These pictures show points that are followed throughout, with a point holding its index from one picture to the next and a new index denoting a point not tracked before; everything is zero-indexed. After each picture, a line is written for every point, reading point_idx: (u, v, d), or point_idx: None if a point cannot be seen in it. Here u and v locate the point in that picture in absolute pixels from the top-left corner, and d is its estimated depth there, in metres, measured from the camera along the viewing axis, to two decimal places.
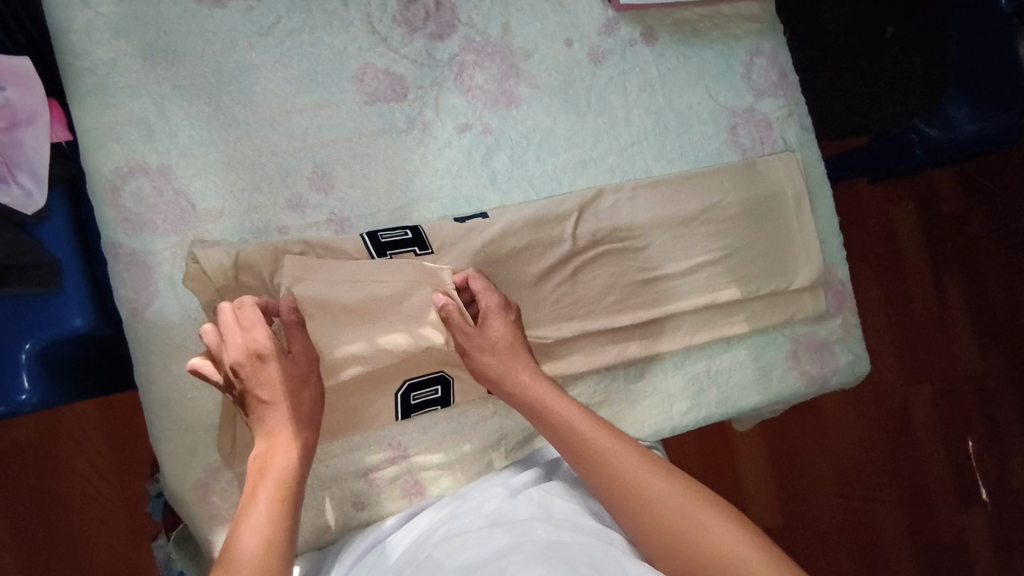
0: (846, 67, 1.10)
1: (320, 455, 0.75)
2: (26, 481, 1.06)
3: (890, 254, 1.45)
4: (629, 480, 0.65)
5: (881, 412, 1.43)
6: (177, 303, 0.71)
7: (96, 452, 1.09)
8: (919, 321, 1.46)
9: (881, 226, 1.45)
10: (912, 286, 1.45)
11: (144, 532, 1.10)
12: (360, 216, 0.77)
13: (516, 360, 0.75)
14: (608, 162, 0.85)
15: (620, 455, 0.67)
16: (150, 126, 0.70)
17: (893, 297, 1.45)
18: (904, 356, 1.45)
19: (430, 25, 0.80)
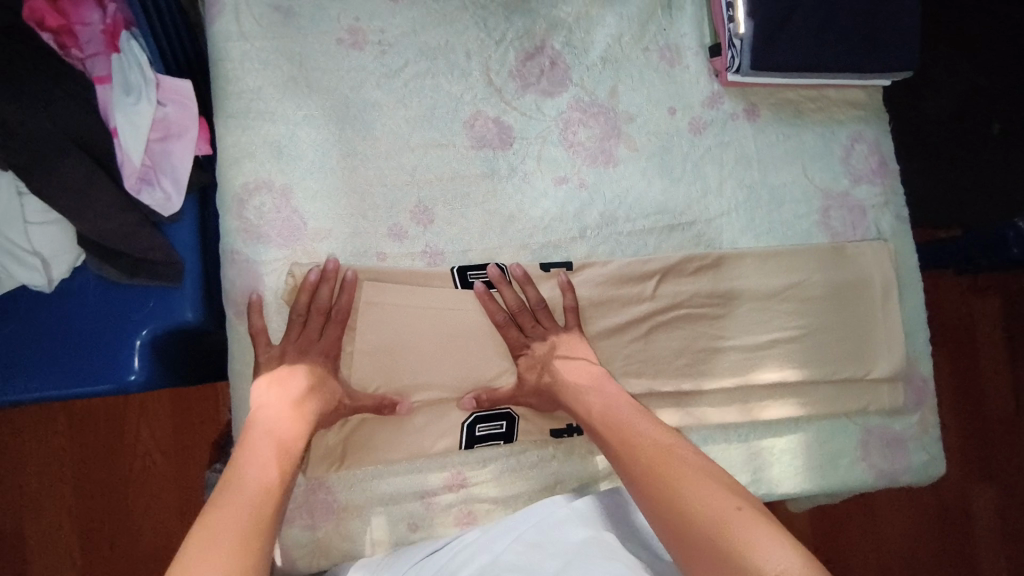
0: (946, 168, 1.07)
1: (385, 472, 0.78)
2: (97, 451, 1.14)
3: (970, 347, 1.35)
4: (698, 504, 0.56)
5: (940, 514, 1.32)
6: (278, 313, 0.76)
7: (161, 433, 1.16)
8: (993, 416, 1.35)
9: (965, 312, 1.35)
10: (989, 380, 1.35)
11: (192, 517, 1.16)
12: (453, 251, 0.81)
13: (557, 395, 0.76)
14: (695, 228, 0.87)
15: (693, 480, 0.59)
16: (279, 148, 0.77)
17: (968, 390, 1.35)
18: (971, 457, 1.34)
19: (543, 81, 0.84)
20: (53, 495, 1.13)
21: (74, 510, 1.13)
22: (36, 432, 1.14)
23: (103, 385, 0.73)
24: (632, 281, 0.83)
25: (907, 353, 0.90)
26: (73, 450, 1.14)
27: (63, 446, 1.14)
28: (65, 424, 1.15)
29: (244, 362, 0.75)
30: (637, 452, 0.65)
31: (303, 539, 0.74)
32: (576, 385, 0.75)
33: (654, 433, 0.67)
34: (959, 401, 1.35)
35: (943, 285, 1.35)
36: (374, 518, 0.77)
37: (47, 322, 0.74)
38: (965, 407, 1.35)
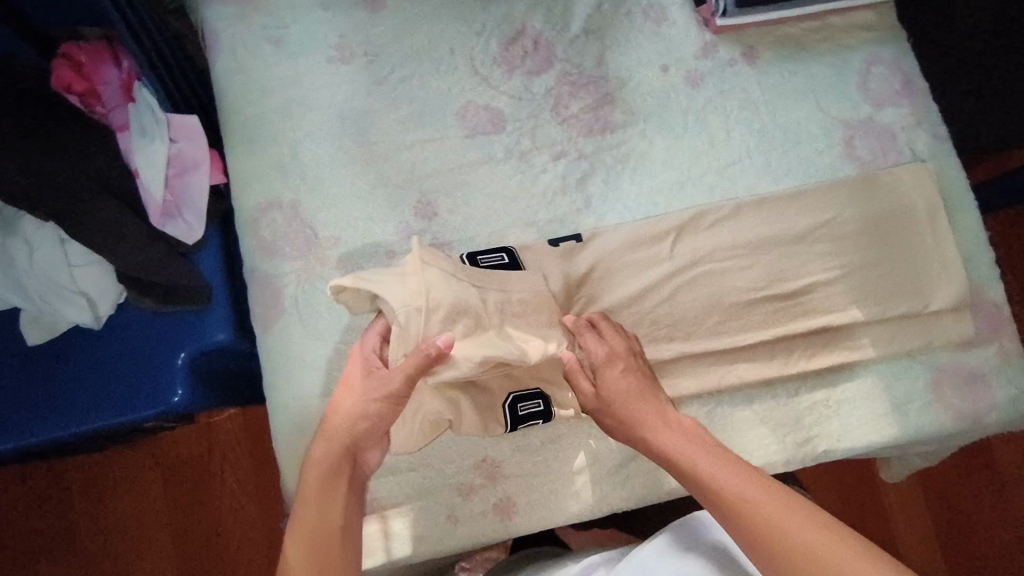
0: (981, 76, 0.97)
1: (419, 467, 0.77)
2: (188, 492, 1.21)
3: None
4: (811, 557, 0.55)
5: None
6: (299, 322, 0.78)
7: (243, 469, 1.22)
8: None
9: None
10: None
11: (279, 548, 1.19)
12: (460, 240, 0.81)
13: (645, 401, 0.71)
14: (707, 181, 0.83)
15: (779, 527, 0.58)
16: (284, 166, 0.81)
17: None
18: None
19: (527, 62, 0.85)
20: (152, 539, 1.20)
21: (173, 552, 1.20)
22: (132, 480, 1.22)
23: (152, 410, 0.78)
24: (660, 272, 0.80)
25: (971, 278, 0.81)
26: (167, 494, 1.21)
27: (156, 491, 1.21)
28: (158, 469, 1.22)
29: (273, 372, 0.78)
30: (708, 490, 0.62)
31: None
32: (632, 395, 0.71)
33: (714, 467, 0.64)
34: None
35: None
36: (413, 513, 0.77)
37: (101, 355, 0.81)
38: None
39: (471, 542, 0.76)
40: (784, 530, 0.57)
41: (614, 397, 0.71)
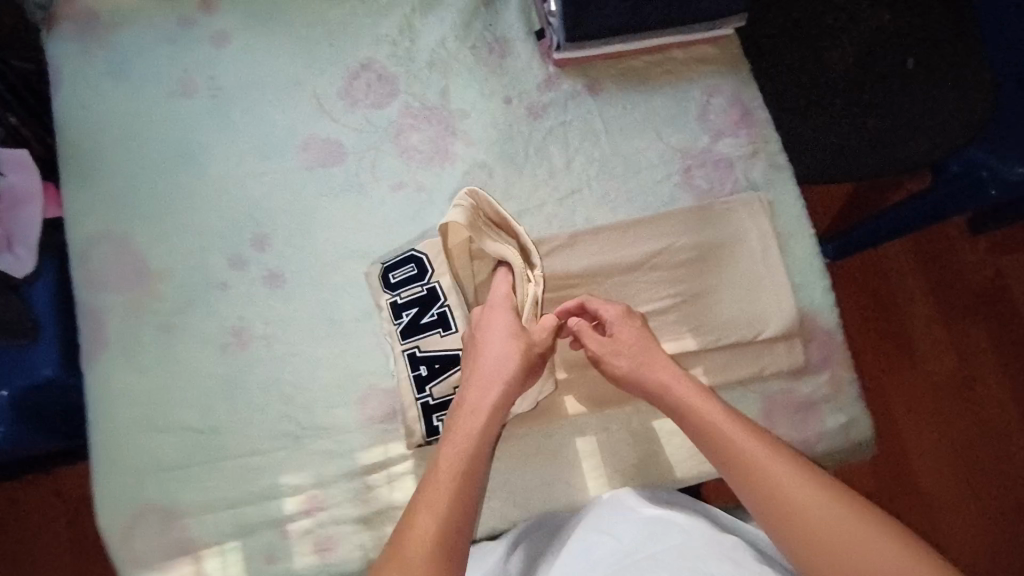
0: (805, 94, 0.99)
1: (240, 503, 0.76)
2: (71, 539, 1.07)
3: (908, 299, 1.35)
4: (770, 486, 0.61)
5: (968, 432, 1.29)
6: (125, 355, 0.78)
7: None
8: (940, 380, 1.31)
9: (878, 275, 1.36)
10: (919, 337, 1.33)
11: None
12: (293, 272, 0.81)
13: (654, 351, 0.72)
14: (545, 212, 0.84)
15: (767, 463, 0.63)
16: (116, 201, 0.81)
17: (904, 357, 1.32)
18: (969, 379, 1.32)
19: (370, 95, 0.85)
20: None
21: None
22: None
23: None
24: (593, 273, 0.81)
25: (800, 307, 0.82)
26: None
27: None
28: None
29: (98, 406, 0.78)
30: (706, 435, 0.66)
31: None
32: (636, 341, 0.73)
33: (720, 416, 0.66)
34: (899, 366, 1.32)
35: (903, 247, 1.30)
36: (231, 552, 0.75)
37: None
38: (914, 376, 1.31)
39: None
40: (776, 484, 0.61)
41: (633, 343, 0.72)
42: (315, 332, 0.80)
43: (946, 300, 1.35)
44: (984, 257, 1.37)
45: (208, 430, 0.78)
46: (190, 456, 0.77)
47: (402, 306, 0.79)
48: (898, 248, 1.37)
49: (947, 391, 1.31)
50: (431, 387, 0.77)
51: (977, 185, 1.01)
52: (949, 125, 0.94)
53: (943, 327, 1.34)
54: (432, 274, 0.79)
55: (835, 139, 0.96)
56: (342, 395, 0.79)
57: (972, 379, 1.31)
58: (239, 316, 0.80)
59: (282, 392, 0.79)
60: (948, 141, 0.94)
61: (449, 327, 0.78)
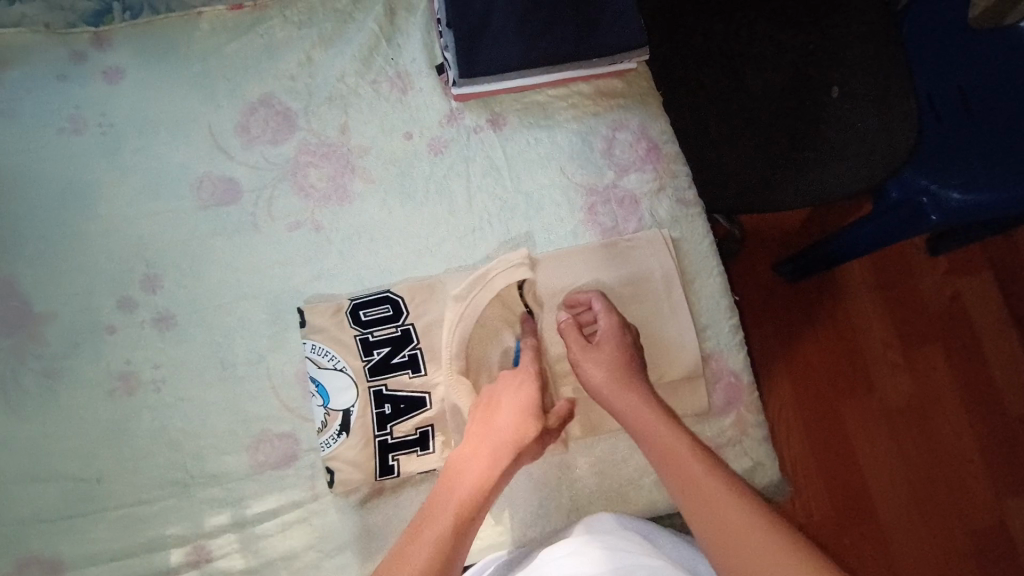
0: (705, 93, 0.85)
1: (121, 555, 0.74)
2: None
3: (855, 321, 1.28)
4: (697, 480, 0.59)
5: (924, 453, 1.23)
6: (4, 401, 0.76)
7: None
8: (896, 406, 1.25)
9: (834, 297, 1.29)
10: (876, 360, 1.26)
11: None
12: (185, 313, 0.80)
13: (624, 371, 0.72)
14: (445, 250, 0.82)
15: (689, 456, 0.62)
16: (3, 242, 0.80)
17: (859, 384, 1.26)
18: (925, 402, 1.25)
19: (268, 132, 0.84)
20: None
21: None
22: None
23: None
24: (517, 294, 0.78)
25: (706, 348, 0.80)
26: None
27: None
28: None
29: None
30: (641, 428, 0.67)
31: None
32: (605, 355, 0.73)
33: (648, 419, 0.67)
34: (854, 392, 1.25)
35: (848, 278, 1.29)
36: None
37: None
38: (862, 402, 1.25)
39: None
40: (685, 468, 0.61)
41: (601, 383, 0.72)
42: (206, 376, 0.78)
43: (906, 322, 1.27)
44: (943, 279, 1.28)
45: (91, 480, 0.75)
46: (72, 507, 0.75)
47: (374, 344, 0.78)
48: (856, 271, 1.29)
49: (900, 413, 1.24)
50: (393, 425, 0.76)
51: (920, 211, 0.85)
52: (895, 134, 0.74)
53: (900, 351, 1.26)
54: (408, 317, 0.79)
55: (727, 154, 0.82)
56: (233, 441, 0.77)
57: (930, 405, 1.24)
58: (127, 359, 0.78)
59: (170, 439, 0.77)
60: (873, 162, 0.74)
61: (418, 370, 0.77)
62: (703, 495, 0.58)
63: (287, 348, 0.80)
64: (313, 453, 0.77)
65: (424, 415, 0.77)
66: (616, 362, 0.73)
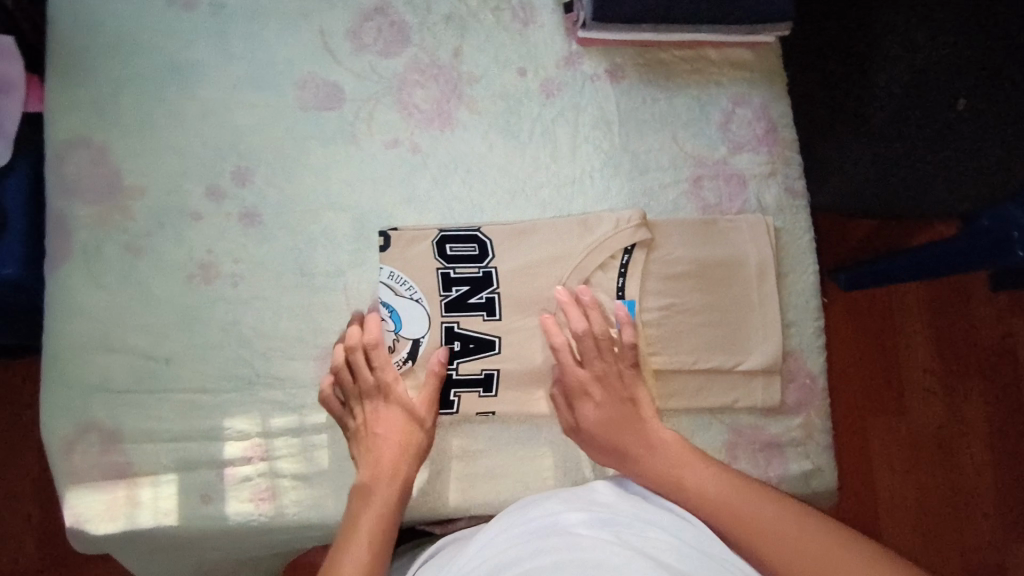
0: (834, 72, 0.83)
1: (181, 437, 0.75)
2: None
3: (900, 340, 1.24)
4: (698, 486, 0.64)
5: (939, 485, 1.21)
6: (84, 267, 0.76)
7: None
8: (922, 433, 1.22)
9: (881, 314, 1.25)
10: (912, 384, 1.23)
11: None
12: (271, 212, 0.79)
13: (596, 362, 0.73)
14: (540, 196, 0.80)
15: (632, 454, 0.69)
16: (100, 106, 0.78)
17: (891, 405, 1.23)
18: (951, 435, 1.22)
19: (379, 42, 0.81)
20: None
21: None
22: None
23: None
24: (567, 237, 0.77)
25: (787, 344, 0.79)
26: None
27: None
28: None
29: (52, 315, 0.76)
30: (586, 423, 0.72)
31: (93, 498, 0.74)
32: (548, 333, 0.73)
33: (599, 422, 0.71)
34: (884, 411, 1.22)
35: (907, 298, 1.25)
36: (166, 484, 0.74)
37: None
38: (892, 421, 1.22)
39: (217, 526, 0.73)
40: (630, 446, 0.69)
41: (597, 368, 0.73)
42: (283, 280, 0.78)
43: (950, 351, 1.24)
44: (1000, 317, 1.24)
45: (160, 359, 0.76)
46: (138, 382, 0.76)
47: (453, 280, 0.76)
48: (911, 290, 1.25)
49: (926, 441, 1.22)
50: (459, 362, 0.75)
51: (1005, 245, 0.93)
52: None
53: (937, 378, 1.23)
54: (492, 260, 0.76)
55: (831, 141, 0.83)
56: (301, 348, 0.77)
57: (956, 436, 1.22)
58: (208, 249, 0.78)
59: (240, 336, 0.77)
60: None
61: (492, 315, 0.76)
62: (728, 506, 0.61)
63: (367, 267, 0.78)
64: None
65: (493, 358, 0.75)
66: (623, 407, 0.71)
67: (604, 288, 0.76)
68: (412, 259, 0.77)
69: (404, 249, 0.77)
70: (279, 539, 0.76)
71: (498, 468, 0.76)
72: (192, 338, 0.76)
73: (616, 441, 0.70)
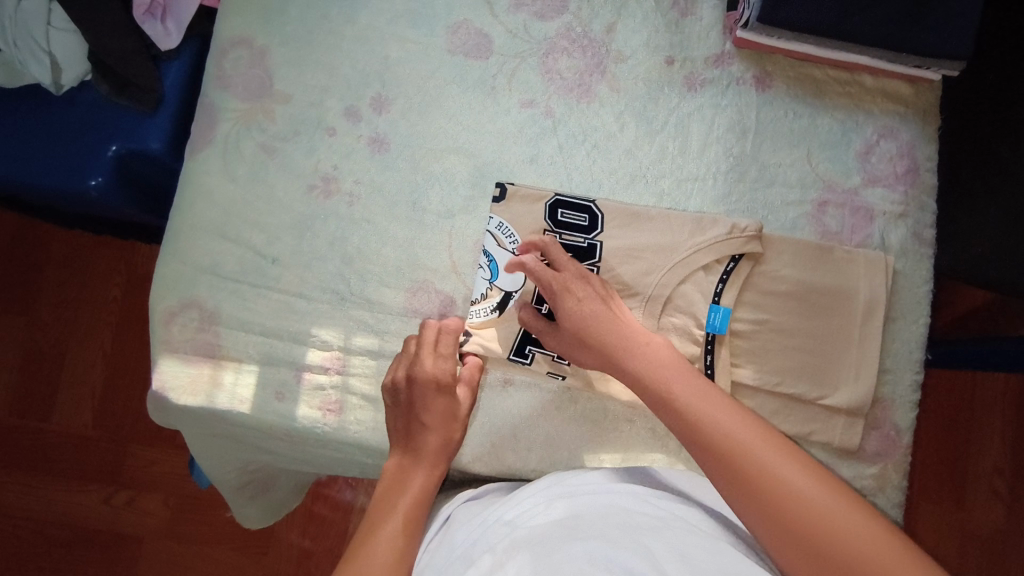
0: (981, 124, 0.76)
1: (270, 335, 0.79)
2: (114, 419, 1.18)
3: (974, 428, 1.14)
4: (773, 476, 0.53)
5: None
6: (221, 158, 0.81)
7: (150, 435, 1.18)
8: (972, 530, 1.12)
9: (961, 397, 1.15)
10: (976, 477, 1.13)
11: (179, 505, 1.16)
12: (399, 144, 0.81)
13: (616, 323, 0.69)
14: (659, 186, 0.80)
15: (706, 406, 0.60)
16: (269, 13, 0.83)
17: (946, 494, 1.13)
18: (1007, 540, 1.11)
19: (537, 4, 0.83)
20: (74, 354, 1.19)
21: (78, 377, 1.19)
22: (91, 288, 1.20)
23: (68, 180, 0.82)
24: (677, 230, 0.76)
25: (879, 391, 0.76)
26: (111, 325, 1.20)
27: (104, 314, 1.20)
28: (117, 301, 1.20)
29: (184, 195, 0.81)
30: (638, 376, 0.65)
31: (180, 370, 0.78)
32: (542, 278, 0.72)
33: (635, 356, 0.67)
34: (938, 496, 1.13)
35: (995, 386, 1.15)
36: (247, 375, 0.78)
37: (62, 122, 0.83)
38: (943, 509, 1.13)
39: (284, 424, 0.77)
40: (709, 403, 0.60)
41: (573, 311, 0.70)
42: (396, 211, 0.80)
43: None
44: None
45: (268, 258, 0.80)
46: (244, 274, 0.80)
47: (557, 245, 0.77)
48: (1000, 378, 1.15)
49: (978, 538, 1.12)
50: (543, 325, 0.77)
51: None
52: None
53: (1009, 485, 1.12)
54: (599, 233, 0.77)
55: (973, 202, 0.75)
56: (397, 278, 0.79)
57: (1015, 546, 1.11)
58: (334, 166, 0.81)
59: (345, 253, 0.80)
60: None
61: None
62: (780, 482, 0.52)
63: (476, 215, 0.80)
64: (461, 321, 0.79)
65: None
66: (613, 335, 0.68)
67: (703, 286, 0.75)
68: (522, 217, 0.78)
69: (517, 206, 0.78)
70: (336, 451, 0.79)
71: (557, 439, 0.76)
72: (301, 246, 0.80)
73: (694, 397, 0.61)
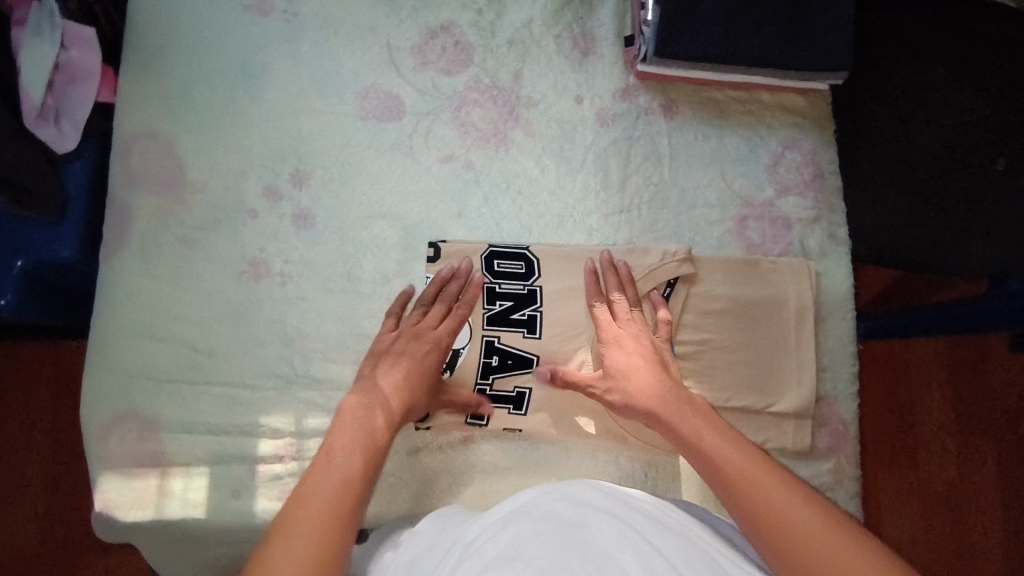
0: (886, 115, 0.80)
1: (217, 431, 0.76)
2: (59, 536, 1.10)
3: (917, 393, 1.20)
4: (767, 504, 0.52)
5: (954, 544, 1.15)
6: (140, 256, 0.78)
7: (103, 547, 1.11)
8: (932, 490, 1.17)
9: (900, 366, 1.21)
10: (926, 439, 1.19)
11: None
12: (325, 217, 0.80)
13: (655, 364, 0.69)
14: (587, 223, 0.81)
15: (704, 431, 0.61)
16: (171, 101, 0.81)
17: (903, 461, 1.18)
18: (964, 494, 1.17)
19: (443, 61, 0.84)
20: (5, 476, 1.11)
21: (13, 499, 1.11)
22: (17, 402, 1.13)
23: None
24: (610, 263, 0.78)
25: (821, 390, 0.80)
26: (42, 438, 1.13)
27: (33, 428, 1.13)
28: (47, 408, 1.13)
29: (105, 300, 0.77)
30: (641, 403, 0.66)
31: (125, 486, 0.74)
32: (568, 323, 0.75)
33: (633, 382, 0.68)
34: (897, 463, 1.18)
35: (927, 353, 1.22)
36: (198, 477, 0.75)
37: None
38: (904, 476, 1.18)
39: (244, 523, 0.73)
40: (703, 429, 0.61)
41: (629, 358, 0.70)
42: (331, 284, 0.79)
43: (967, 408, 1.20)
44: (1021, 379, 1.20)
45: (203, 352, 0.77)
46: (181, 372, 0.77)
47: (497, 295, 0.77)
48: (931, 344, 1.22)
49: (939, 496, 1.17)
50: (495, 378, 0.76)
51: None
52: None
53: (956, 441, 1.19)
54: (538, 278, 0.78)
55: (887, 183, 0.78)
56: (341, 351, 0.78)
57: (971, 498, 1.17)
58: (261, 247, 0.79)
59: (284, 334, 0.78)
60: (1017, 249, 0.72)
61: (533, 333, 0.76)
62: (773, 509, 0.52)
63: (413, 277, 0.80)
64: None
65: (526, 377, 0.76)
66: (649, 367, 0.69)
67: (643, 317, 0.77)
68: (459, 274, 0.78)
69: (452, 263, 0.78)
70: None
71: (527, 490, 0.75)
72: (237, 334, 0.78)
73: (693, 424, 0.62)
